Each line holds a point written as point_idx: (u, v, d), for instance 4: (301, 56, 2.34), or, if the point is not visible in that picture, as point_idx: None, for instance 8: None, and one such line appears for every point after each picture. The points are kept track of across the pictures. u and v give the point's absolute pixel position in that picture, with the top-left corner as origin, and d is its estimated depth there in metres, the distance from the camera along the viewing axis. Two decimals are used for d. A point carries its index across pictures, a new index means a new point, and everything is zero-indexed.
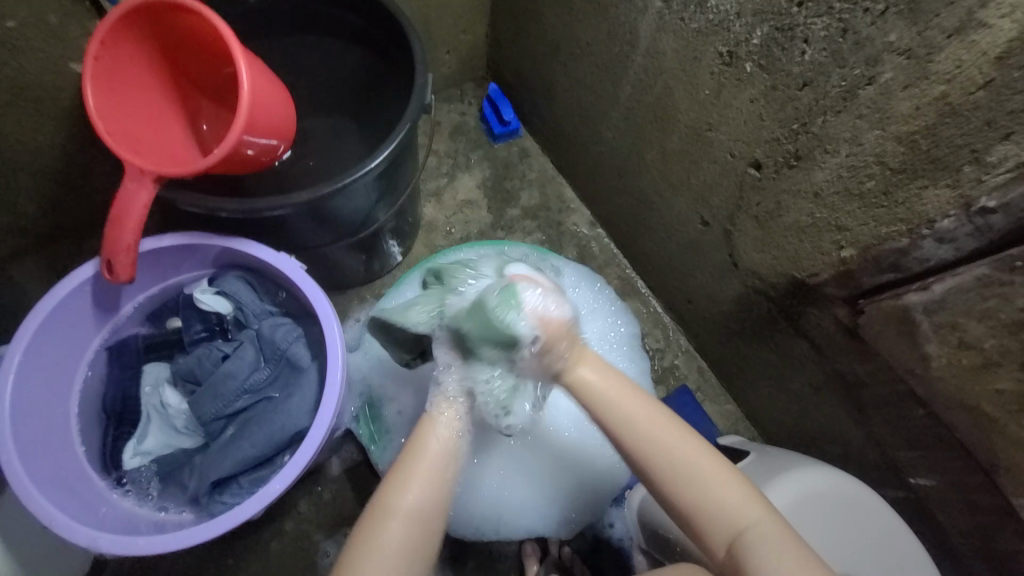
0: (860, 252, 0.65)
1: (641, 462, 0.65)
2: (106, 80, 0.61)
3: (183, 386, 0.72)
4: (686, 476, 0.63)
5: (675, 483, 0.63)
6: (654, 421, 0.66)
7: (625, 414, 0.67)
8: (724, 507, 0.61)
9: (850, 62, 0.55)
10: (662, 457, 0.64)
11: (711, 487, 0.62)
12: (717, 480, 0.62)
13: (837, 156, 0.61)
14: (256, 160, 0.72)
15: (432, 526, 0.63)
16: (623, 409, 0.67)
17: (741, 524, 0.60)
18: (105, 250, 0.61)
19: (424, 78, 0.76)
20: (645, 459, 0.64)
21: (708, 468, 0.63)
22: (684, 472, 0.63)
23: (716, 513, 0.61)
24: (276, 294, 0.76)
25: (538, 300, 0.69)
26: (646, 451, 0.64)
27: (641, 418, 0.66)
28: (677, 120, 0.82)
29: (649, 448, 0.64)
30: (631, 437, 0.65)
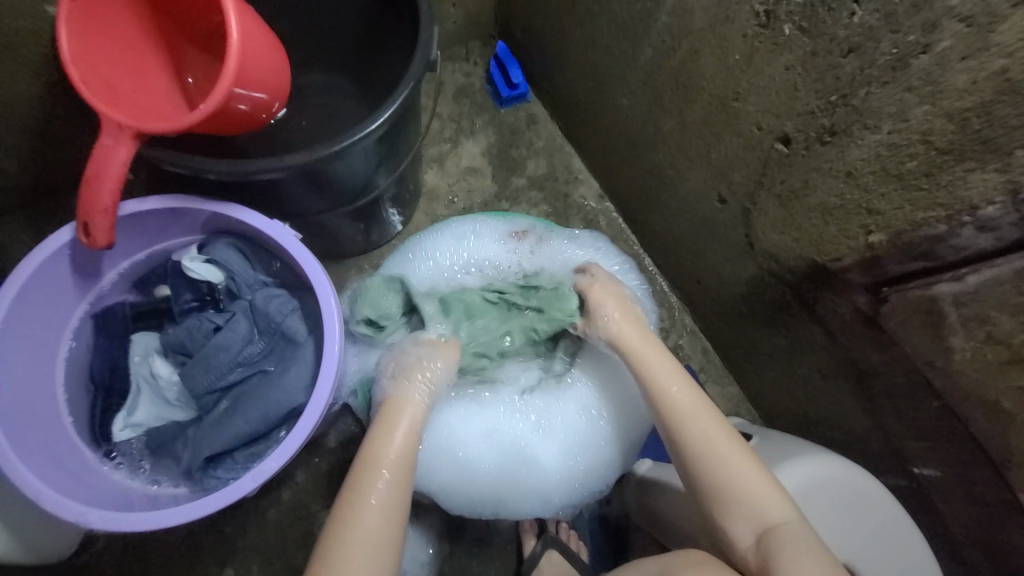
0: (890, 238, 0.61)
1: (677, 436, 0.69)
2: (82, 24, 0.55)
3: (173, 358, 0.69)
4: (722, 454, 0.66)
5: (707, 462, 0.66)
6: (692, 398, 0.71)
7: (669, 392, 0.71)
8: (756, 494, 0.62)
9: (905, 26, 0.50)
10: (699, 434, 0.68)
11: (739, 466, 0.65)
12: (744, 461, 0.65)
13: (877, 132, 0.56)
14: (248, 118, 0.67)
15: (401, 481, 0.65)
16: (669, 388, 0.72)
17: (771, 514, 0.61)
18: (82, 212, 0.56)
19: (430, 31, 0.70)
20: (682, 433, 0.68)
21: (736, 451, 0.66)
22: (717, 450, 0.66)
23: (750, 498, 0.62)
24: (269, 264, 0.72)
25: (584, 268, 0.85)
26: (687, 426, 0.68)
27: (679, 394, 0.71)
28: (700, 88, 0.76)
29: (687, 427, 0.68)
30: (671, 410, 0.70)
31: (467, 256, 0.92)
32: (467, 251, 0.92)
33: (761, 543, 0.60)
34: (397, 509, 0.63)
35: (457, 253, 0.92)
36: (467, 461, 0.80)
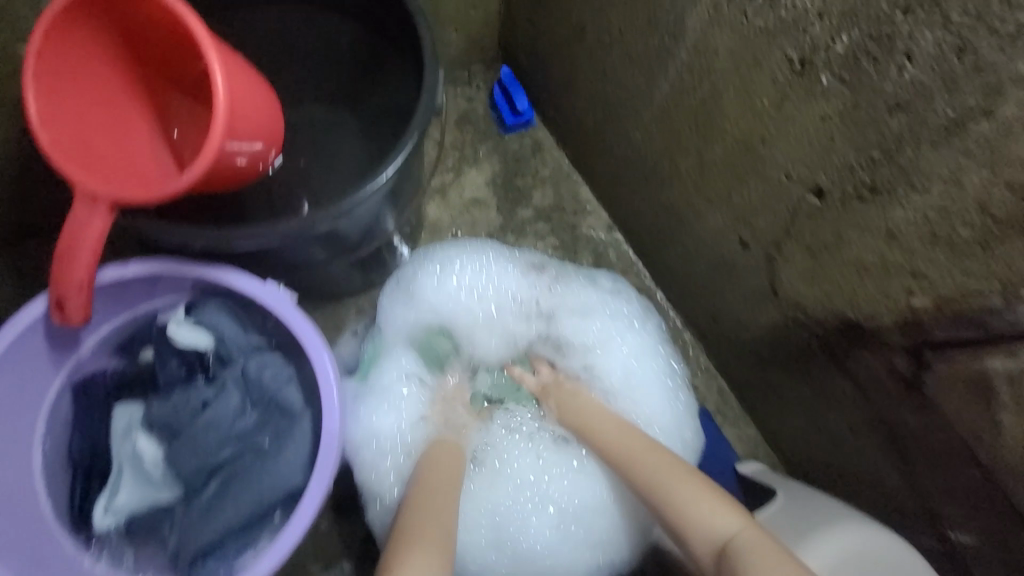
0: (936, 302, 0.57)
1: (629, 475, 0.75)
2: (52, 81, 0.50)
3: (160, 434, 0.64)
4: (667, 480, 0.71)
5: (656, 491, 0.71)
6: (632, 438, 0.77)
7: (612, 441, 0.77)
8: (699, 518, 0.67)
9: (963, 89, 0.45)
10: (648, 464, 0.74)
11: (684, 489, 0.70)
12: (684, 482, 0.70)
13: (925, 195, 0.52)
14: (243, 171, 0.62)
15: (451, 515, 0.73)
16: (601, 431, 0.79)
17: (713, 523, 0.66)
18: (54, 288, 0.51)
19: (434, 76, 0.65)
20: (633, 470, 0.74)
21: (676, 475, 0.71)
22: (662, 480, 0.71)
23: (693, 524, 0.67)
24: (263, 324, 0.67)
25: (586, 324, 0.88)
26: (636, 462, 0.74)
27: (619, 438, 0.77)
28: (723, 130, 0.71)
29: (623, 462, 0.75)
30: (610, 452, 0.77)
31: (484, 294, 0.90)
32: (481, 291, 0.90)
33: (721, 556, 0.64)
34: (438, 543, 0.68)
35: (477, 287, 0.90)
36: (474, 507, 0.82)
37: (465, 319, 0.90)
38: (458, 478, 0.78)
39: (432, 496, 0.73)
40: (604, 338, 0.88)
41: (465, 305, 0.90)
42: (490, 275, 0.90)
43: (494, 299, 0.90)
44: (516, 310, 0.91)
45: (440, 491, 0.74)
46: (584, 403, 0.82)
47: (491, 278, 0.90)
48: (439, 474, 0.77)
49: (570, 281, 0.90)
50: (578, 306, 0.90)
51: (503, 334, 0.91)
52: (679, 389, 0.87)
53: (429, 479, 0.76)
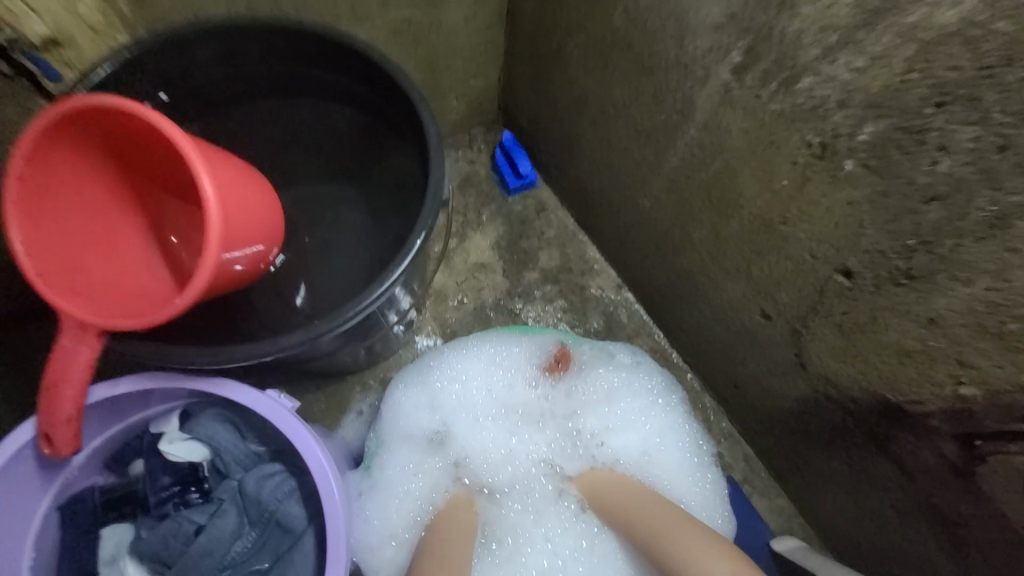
0: (987, 394, 0.53)
1: (641, 536, 0.69)
2: (35, 205, 0.46)
3: (150, 564, 0.58)
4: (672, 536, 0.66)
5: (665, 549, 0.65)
6: (640, 497, 0.73)
7: (622, 502, 0.74)
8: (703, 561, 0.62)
9: (1007, 185, 0.43)
10: (654, 521, 0.69)
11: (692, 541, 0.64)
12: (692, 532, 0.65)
13: (969, 287, 0.49)
14: (241, 275, 0.59)
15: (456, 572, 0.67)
16: (606, 495, 0.76)
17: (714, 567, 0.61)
18: (41, 422, 0.47)
19: (441, 169, 0.63)
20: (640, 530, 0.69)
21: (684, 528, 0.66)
22: (669, 535, 0.66)
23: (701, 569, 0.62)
24: (262, 431, 0.62)
25: (606, 407, 0.83)
26: (640, 518, 0.70)
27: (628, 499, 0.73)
28: (738, 204, 0.69)
29: (632, 523, 0.71)
30: (619, 516, 0.73)
31: (493, 387, 0.84)
32: (491, 383, 0.84)
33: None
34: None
35: (486, 372, 0.84)
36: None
37: (474, 416, 0.83)
38: (469, 539, 0.73)
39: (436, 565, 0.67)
40: (626, 421, 0.82)
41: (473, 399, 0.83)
42: (499, 366, 0.84)
43: (505, 392, 0.84)
44: (529, 403, 0.84)
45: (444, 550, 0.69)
46: (604, 488, 0.77)
47: (500, 369, 0.84)
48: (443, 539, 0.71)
49: (584, 368, 0.84)
50: (595, 388, 0.84)
51: (517, 428, 0.83)
52: (705, 470, 0.82)
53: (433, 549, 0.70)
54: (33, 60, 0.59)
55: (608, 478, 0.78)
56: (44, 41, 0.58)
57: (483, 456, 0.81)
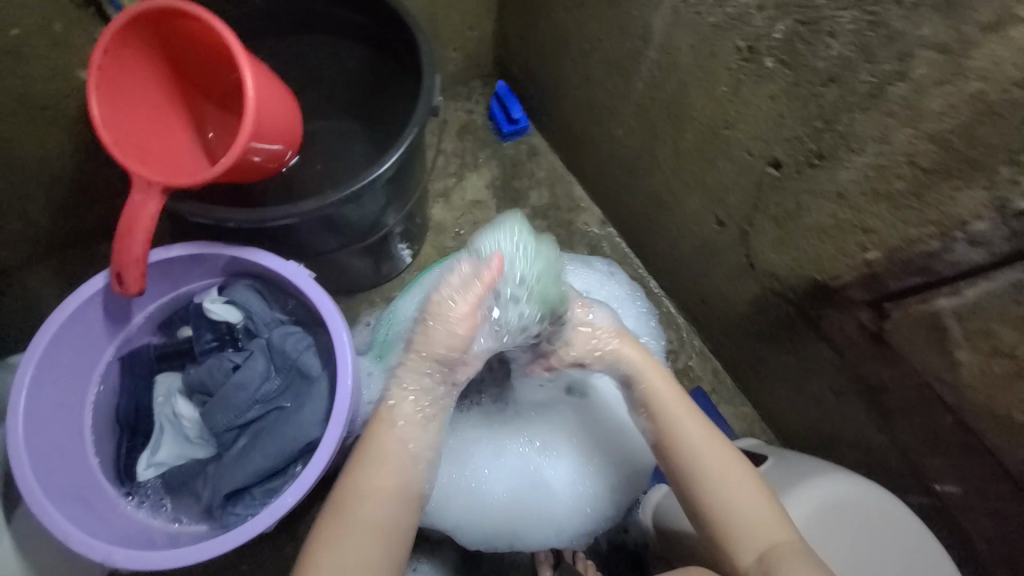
0: (886, 255, 0.62)
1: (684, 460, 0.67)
2: (107, 90, 0.62)
3: (196, 398, 0.74)
4: (735, 473, 0.65)
5: (714, 480, 0.65)
6: (706, 427, 0.69)
7: (689, 426, 0.68)
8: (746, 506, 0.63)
9: (880, 57, 0.53)
10: (720, 455, 0.66)
11: (749, 489, 0.64)
12: (751, 485, 0.64)
13: (863, 155, 0.59)
14: (261, 165, 0.71)
15: (402, 503, 0.63)
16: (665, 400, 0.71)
17: (770, 534, 0.61)
18: (115, 263, 0.61)
19: (431, 80, 0.75)
20: (699, 456, 0.66)
21: (746, 472, 0.65)
22: (731, 472, 0.65)
23: (738, 507, 0.63)
24: (285, 302, 0.77)
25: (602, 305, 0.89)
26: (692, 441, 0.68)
27: (696, 426, 0.68)
28: (692, 117, 0.79)
29: (686, 440, 0.68)
30: (674, 430, 0.69)
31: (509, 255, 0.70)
32: (503, 247, 0.70)
33: (762, 562, 0.60)
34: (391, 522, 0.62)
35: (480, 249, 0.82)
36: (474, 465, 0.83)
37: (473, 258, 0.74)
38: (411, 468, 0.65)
39: (386, 481, 0.64)
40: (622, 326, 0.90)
41: (480, 258, 0.69)
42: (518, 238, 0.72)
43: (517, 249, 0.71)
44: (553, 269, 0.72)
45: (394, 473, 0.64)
46: (654, 395, 0.71)
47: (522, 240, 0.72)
48: (393, 465, 0.64)
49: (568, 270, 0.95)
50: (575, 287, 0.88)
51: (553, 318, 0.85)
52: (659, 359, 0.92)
53: (389, 460, 0.65)
54: None
55: (667, 384, 0.72)
56: None
57: (494, 306, 0.69)
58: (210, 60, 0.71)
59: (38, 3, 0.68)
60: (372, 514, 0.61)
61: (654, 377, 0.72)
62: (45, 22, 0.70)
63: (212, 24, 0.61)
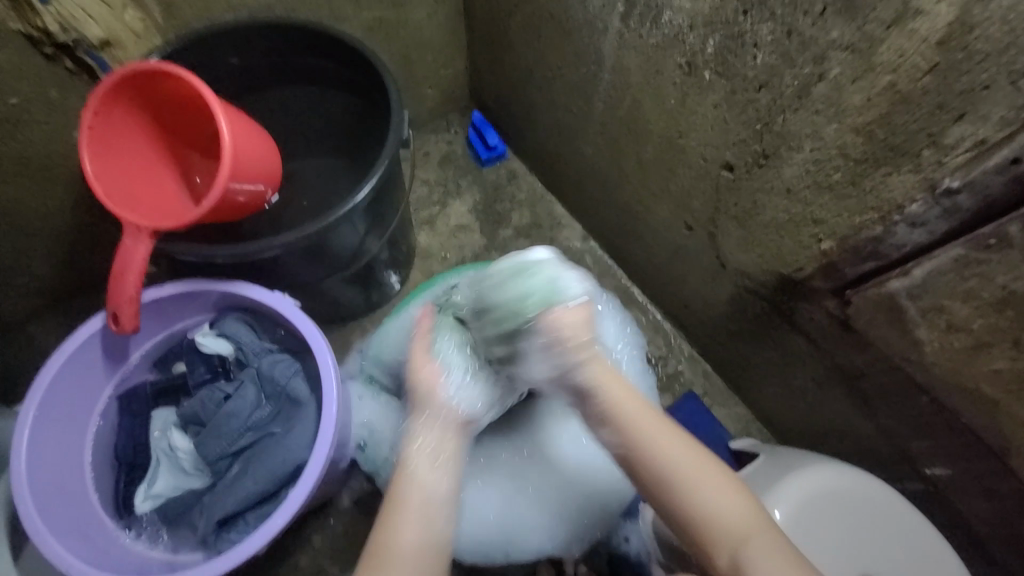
0: (839, 244, 0.65)
1: (650, 468, 0.64)
2: (99, 146, 0.69)
3: (190, 429, 0.80)
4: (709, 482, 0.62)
5: (685, 490, 0.62)
6: (676, 435, 0.65)
7: (659, 440, 0.65)
8: (720, 510, 0.61)
9: (799, 61, 0.57)
10: (693, 465, 0.63)
11: (725, 493, 0.62)
12: (726, 490, 0.62)
13: (801, 152, 0.63)
14: (245, 205, 0.76)
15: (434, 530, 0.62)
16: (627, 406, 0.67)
17: (745, 531, 0.60)
18: (111, 304, 0.67)
19: (400, 115, 0.81)
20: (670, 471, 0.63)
21: (718, 479, 0.63)
22: (706, 481, 0.62)
23: (714, 513, 0.61)
24: (273, 331, 0.83)
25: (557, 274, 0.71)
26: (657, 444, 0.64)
27: (667, 438, 0.65)
28: (649, 130, 0.84)
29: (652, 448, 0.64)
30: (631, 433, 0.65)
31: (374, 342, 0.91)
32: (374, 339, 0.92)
33: (737, 561, 0.59)
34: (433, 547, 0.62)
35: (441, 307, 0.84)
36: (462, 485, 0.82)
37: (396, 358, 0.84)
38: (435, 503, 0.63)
39: (422, 514, 0.63)
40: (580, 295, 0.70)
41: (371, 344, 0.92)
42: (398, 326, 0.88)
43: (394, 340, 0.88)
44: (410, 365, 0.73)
45: (429, 508, 0.63)
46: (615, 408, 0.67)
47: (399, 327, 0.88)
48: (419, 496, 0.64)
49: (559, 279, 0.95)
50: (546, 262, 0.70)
51: (535, 275, 0.68)
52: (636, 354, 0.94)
53: (419, 496, 0.63)
54: (92, 57, 0.78)
55: (629, 395, 0.68)
56: (100, 42, 0.78)
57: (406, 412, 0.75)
58: (193, 112, 0.78)
59: (35, 72, 0.76)
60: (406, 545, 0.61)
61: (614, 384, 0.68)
62: (41, 89, 0.78)
63: (188, 80, 0.68)
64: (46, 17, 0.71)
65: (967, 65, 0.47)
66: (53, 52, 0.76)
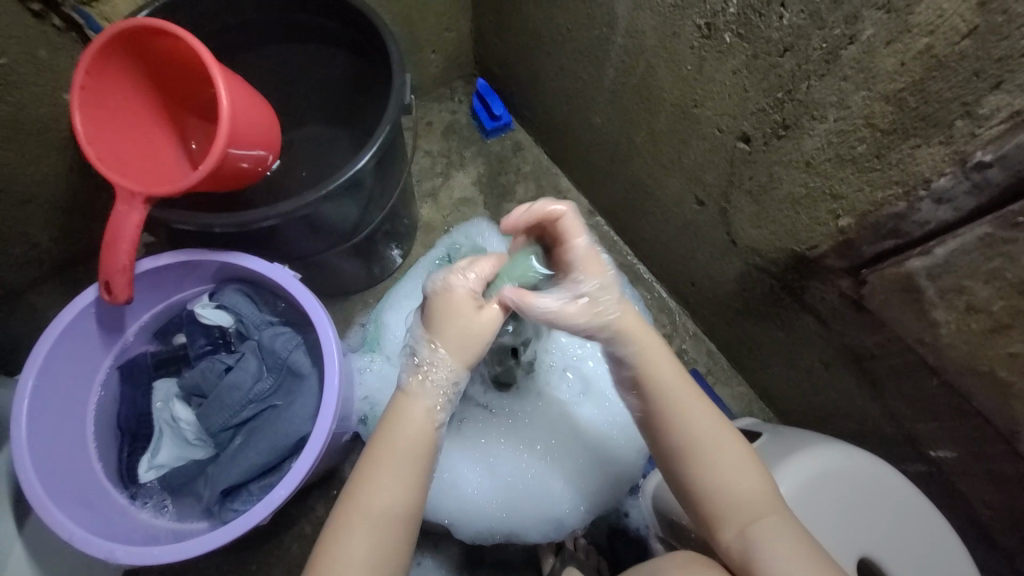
0: (857, 220, 0.62)
1: (681, 436, 0.62)
2: (92, 109, 0.67)
3: (191, 400, 0.80)
4: (727, 455, 0.61)
5: (698, 459, 0.61)
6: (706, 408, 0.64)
7: (686, 412, 0.63)
8: (745, 492, 0.60)
9: (829, 21, 0.54)
10: (720, 440, 0.62)
11: (744, 473, 0.61)
12: (747, 471, 0.61)
13: (825, 121, 0.60)
14: (245, 172, 0.74)
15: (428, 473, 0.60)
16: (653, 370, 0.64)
17: (756, 511, 0.59)
18: (104, 273, 0.66)
19: (402, 77, 0.77)
20: (691, 442, 0.62)
21: (743, 460, 0.61)
22: (724, 455, 0.61)
23: (737, 492, 0.60)
24: (274, 305, 0.82)
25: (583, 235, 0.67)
26: (689, 417, 0.63)
27: (694, 411, 0.63)
28: (662, 98, 0.80)
29: (684, 421, 0.62)
30: (658, 400, 0.64)
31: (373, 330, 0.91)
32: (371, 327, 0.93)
33: (744, 538, 0.58)
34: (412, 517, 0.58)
35: None
36: (463, 470, 0.83)
37: None
38: (417, 464, 0.59)
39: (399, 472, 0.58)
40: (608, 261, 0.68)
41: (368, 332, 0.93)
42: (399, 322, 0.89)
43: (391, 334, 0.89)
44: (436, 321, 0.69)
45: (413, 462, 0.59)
46: (653, 382, 0.64)
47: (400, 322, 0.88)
48: (414, 444, 0.60)
49: None
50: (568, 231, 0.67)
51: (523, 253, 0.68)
52: None
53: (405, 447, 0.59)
54: (79, 13, 0.76)
55: (666, 366, 0.65)
56: None
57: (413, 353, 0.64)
58: (188, 72, 0.75)
59: (21, 30, 0.72)
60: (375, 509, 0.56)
61: (650, 349, 0.65)
62: (30, 48, 0.74)
63: (182, 38, 0.64)
64: None
65: (1008, 28, 0.44)
66: (41, 8, 0.73)
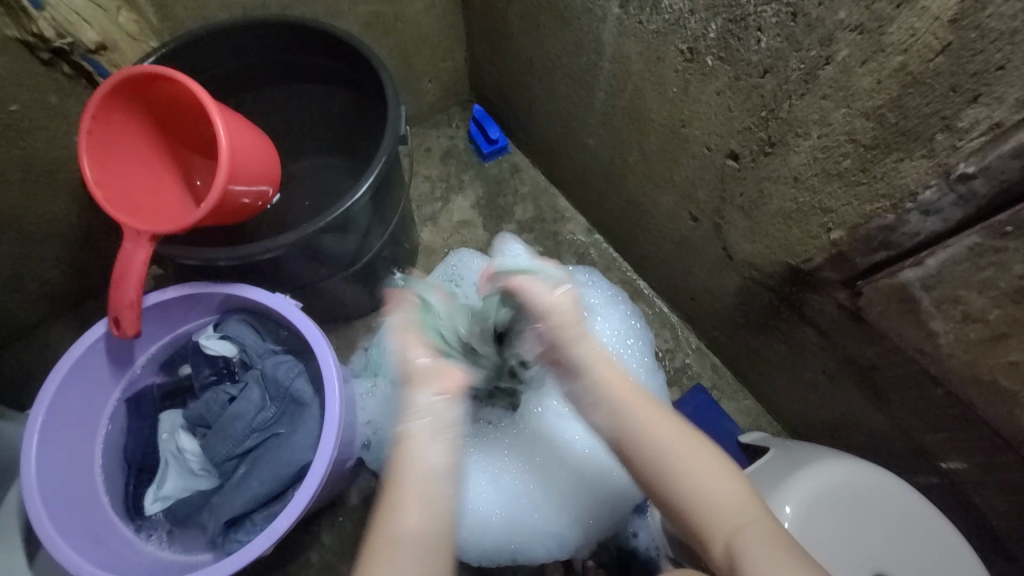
0: (848, 233, 0.63)
1: (640, 449, 0.63)
2: (98, 152, 0.70)
3: (196, 430, 0.81)
4: (694, 463, 0.61)
5: (667, 472, 0.61)
6: (658, 413, 0.65)
7: (644, 424, 0.64)
8: (716, 500, 0.59)
9: (806, 43, 0.55)
10: (676, 446, 0.62)
11: (715, 479, 0.60)
12: (718, 477, 0.60)
13: (809, 138, 0.61)
14: (246, 207, 0.77)
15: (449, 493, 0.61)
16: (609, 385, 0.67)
17: (736, 519, 0.57)
18: (112, 309, 0.68)
19: (397, 110, 0.80)
20: (652, 454, 0.62)
21: (703, 459, 0.61)
22: (688, 463, 0.61)
23: (712, 501, 0.59)
24: (277, 333, 0.84)
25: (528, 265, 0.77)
26: (643, 428, 0.64)
27: (650, 421, 0.64)
28: (651, 119, 0.82)
29: (641, 434, 0.64)
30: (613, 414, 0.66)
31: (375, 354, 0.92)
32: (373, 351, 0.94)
33: (730, 549, 0.56)
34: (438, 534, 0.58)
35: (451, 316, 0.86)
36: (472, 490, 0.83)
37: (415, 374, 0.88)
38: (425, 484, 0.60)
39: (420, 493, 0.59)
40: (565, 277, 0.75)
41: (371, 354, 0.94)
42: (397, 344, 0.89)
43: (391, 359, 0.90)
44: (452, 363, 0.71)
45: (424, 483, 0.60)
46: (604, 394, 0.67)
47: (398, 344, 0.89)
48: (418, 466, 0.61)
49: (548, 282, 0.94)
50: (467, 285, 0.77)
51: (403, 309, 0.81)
52: (644, 350, 0.93)
53: (423, 469, 0.61)
54: (88, 61, 0.78)
55: (618, 379, 0.68)
56: (96, 46, 0.78)
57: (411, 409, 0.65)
58: (192, 114, 0.78)
59: (34, 78, 0.76)
60: (409, 531, 0.57)
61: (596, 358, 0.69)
62: (43, 96, 0.78)
63: (185, 83, 0.68)
64: (41, 22, 0.71)
65: (981, 44, 0.45)
66: (50, 57, 0.76)
